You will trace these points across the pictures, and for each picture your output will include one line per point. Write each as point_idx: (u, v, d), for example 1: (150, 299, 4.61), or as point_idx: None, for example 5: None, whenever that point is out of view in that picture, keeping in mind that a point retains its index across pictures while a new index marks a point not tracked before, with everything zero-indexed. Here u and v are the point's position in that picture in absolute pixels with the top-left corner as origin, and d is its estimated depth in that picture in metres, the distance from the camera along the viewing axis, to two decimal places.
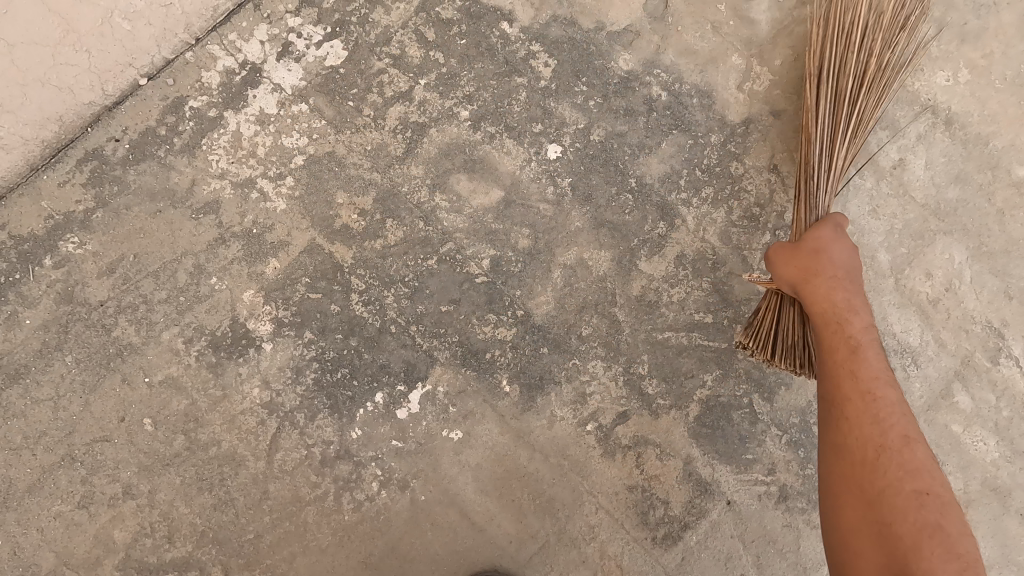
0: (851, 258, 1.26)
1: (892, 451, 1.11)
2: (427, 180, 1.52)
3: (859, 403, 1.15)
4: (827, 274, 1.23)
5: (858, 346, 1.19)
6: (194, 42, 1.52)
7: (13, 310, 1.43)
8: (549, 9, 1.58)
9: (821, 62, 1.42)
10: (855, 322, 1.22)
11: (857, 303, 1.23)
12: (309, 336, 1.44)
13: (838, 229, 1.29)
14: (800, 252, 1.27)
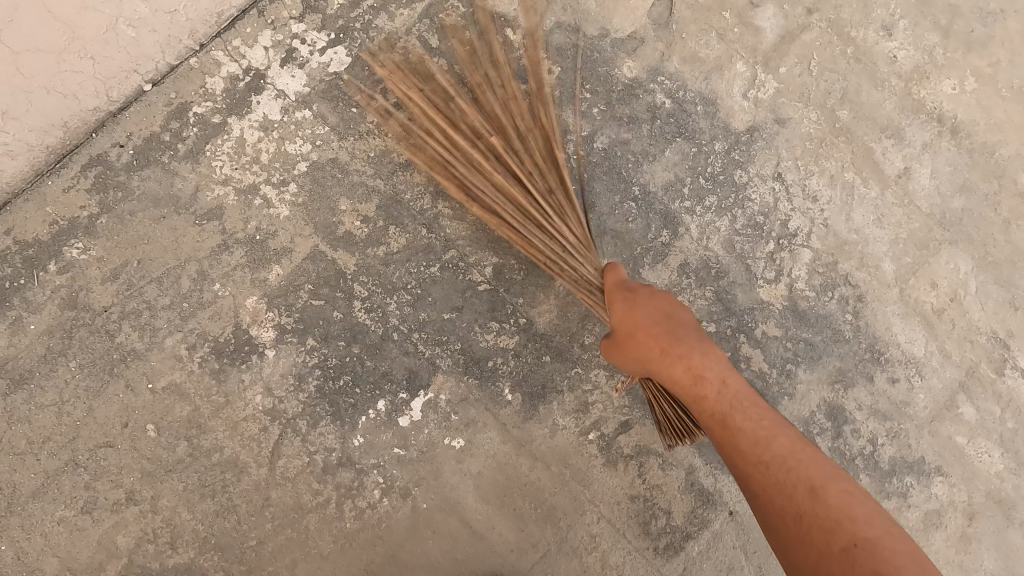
0: (662, 315, 1.24)
1: (805, 505, 1.01)
2: (430, 188, 1.52)
3: (756, 470, 1.08)
4: (658, 348, 1.21)
5: (727, 406, 1.16)
6: (198, 48, 1.53)
7: (18, 316, 1.44)
8: (552, 16, 1.58)
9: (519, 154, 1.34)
10: (708, 376, 1.18)
11: (700, 361, 1.19)
12: (312, 344, 1.44)
13: (625, 291, 1.28)
14: (620, 341, 1.27)
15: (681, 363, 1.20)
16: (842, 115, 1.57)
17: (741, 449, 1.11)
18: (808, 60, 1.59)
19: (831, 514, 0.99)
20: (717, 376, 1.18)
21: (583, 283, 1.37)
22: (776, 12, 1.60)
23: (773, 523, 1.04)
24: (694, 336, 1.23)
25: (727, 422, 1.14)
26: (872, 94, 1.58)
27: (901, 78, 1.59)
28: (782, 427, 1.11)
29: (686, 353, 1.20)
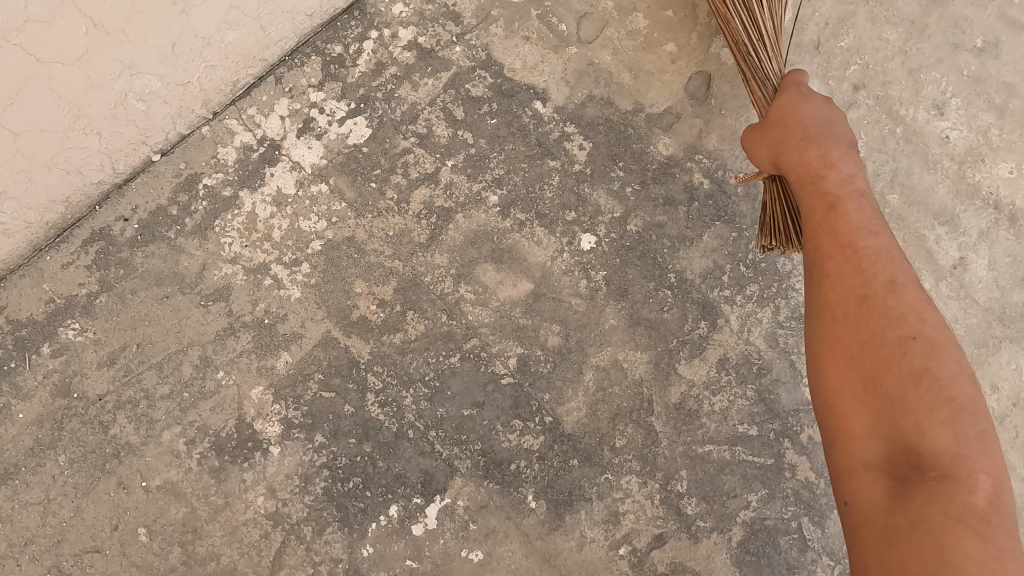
0: (826, 114, 1.09)
1: (886, 342, 0.94)
2: (451, 271, 1.42)
3: (845, 286, 0.98)
4: (800, 135, 1.07)
5: (848, 226, 1.01)
6: (211, 117, 1.45)
7: (5, 403, 1.34)
8: (584, 88, 1.50)
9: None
10: (841, 177, 1.05)
11: (838, 153, 1.06)
12: (320, 440, 1.34)
13: (801, 88, 1.14)
14: (771, 128, 1.12)
15: (810, 144, 1.06)
16: (892, 200, 1.47)
17: (838, 261, 1.00)
18: (854, 140, 1.49)
19: (921, 386, 0.91)
20: (853, 187, 1.04)
21: (756, 73, 1.22)
22: (820, 87, 1.52)
23: (816, 332, 0.99)
24: (850, 148, 1.07)
25: (847, 242, 1.00)
26: (924, 177, 1.48)
27: (954, 160, 1.49)
28: (903, 264, 0.99)
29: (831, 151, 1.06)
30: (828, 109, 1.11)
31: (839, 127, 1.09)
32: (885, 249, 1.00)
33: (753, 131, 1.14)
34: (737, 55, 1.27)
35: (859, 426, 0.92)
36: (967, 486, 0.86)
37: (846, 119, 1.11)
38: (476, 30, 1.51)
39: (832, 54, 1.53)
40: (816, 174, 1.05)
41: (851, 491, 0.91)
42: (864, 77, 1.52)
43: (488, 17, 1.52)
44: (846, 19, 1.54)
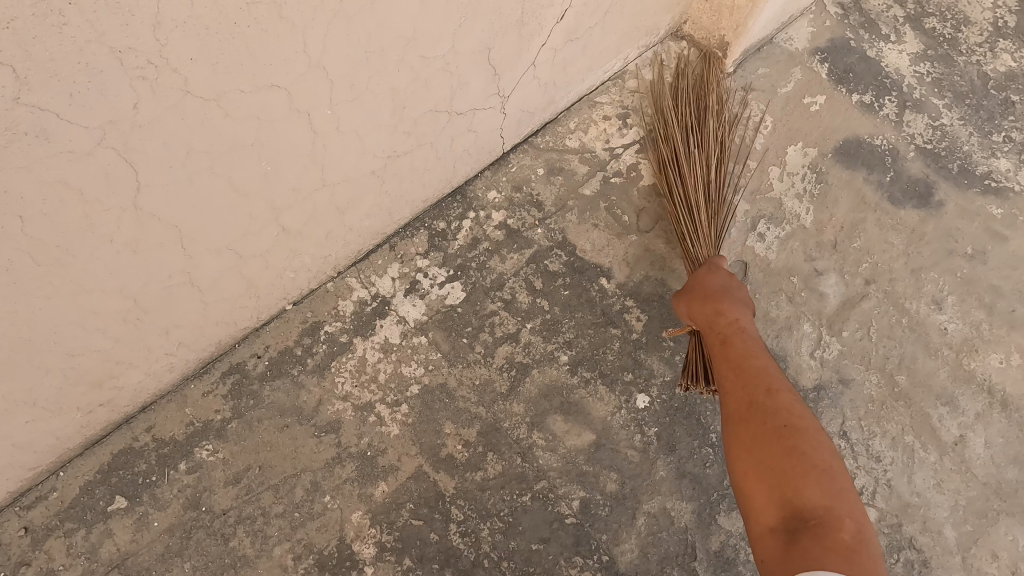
0: (732, 296, 1.55)
1: (779, 453, 1.29)
2: (526, 418, 1.68)
3: (739, 398, 1.40)
4: (726, 339, 1.49)
5: (740, 353, 1.46)
6: (336, 274, 1.75)
7: (144, 512, 1.57)
8: (642, 269, 1.81)
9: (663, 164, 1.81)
10: (728, 322, 1.51)
11: (774, 378, 1.42)
12: (408, 563, 1.58)
13: (711, 263, 1.64)
14: (694, 295, 1.58)
15: (734, 356, 1.46)
16: (901, 380, 1.74)
17: (733, 389, 1.42)
18: (867, 326, 1.78)
19: (796, 461, 1.27)
20: (738, 328, 1.51)
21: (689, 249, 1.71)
22: (838, 280, 1.82)
23: (722, 379, 1.46)
24: (772, 369, 1.44)
25: (738, 364, 1.45)
26: (926, 361, 1.76)
27: (952, 349, 1.77)
28: (835, 483, 1.24)
29: (724, 308, 1.53)
30: (740, 305, 1.55)
31: (736, 299, 1.55)
32: (766, 371, 1.43)
33: (687, 299, 1.59)
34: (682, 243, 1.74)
35: (761, 502, 1.27)
36: (837, 526, 1.18)
37: (742, 295, 1.57)
38: (555, 216, 1.84)
39: (847, 252, 1.85)
40: (759, 376, 1.42)
41: (760, 552, 1.23)
42: (874, 272, 1.83)
43: (565, 205, 1.85)
44: (858, 224, 1.88)
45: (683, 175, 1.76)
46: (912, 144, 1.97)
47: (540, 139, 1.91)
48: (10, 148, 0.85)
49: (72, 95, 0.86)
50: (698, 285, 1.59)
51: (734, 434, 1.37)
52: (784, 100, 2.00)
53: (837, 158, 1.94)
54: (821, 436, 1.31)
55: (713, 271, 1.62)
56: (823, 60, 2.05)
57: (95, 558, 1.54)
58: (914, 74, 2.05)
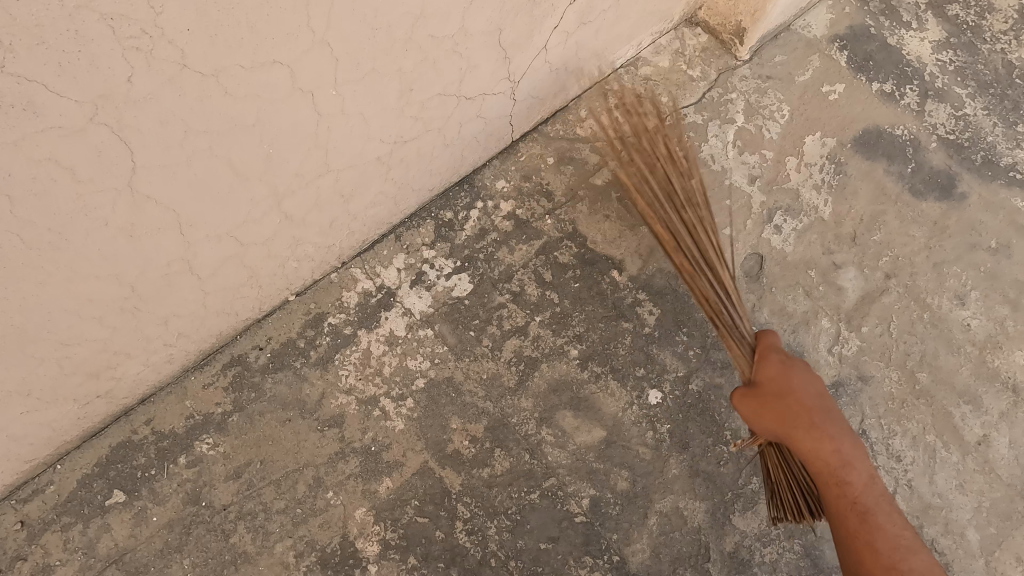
0: (834, 417, 1.29)
1: None
2: (535, 414, 1.63)
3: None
4: (855, 492, 1.24)
5: (872, 516, 1.22)
6: (340, 265, 1.71)
7: (143, 506, 1.53)
8: (655, 261, 1.76)
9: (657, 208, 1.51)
10: (853, 467, 1.25)
11: (913, 553, 1.20)
12: (412, 562, 1.53)
13: (784, 358, 1.37)
14: (793, 410, 1.28)
15: (866, 516, 1.22)
16: (922, 377, 1.68)
17: (875, 569, 1.19)
18: (887, 321, 1.73)
19: None
20: (865, 480, 1.25)
21: (731, 329, 1.44)
22: (857, 274, 1.76)
23: (855, 547, 1.21)
24: (909, 538, 1.22)
25: (871, 536, 1.20)
26: (949, 358, 1.70)
27: (975, 345, 1.72)
28: None
29: (849, 456, 1.25)
30: (855, 441, 1.28)
31: (844, 427, 1.29)
32: (902, 540, 1.21)
33: (786, 416, 1.28)
34: (707, 308, 1.47)
35: None
36: None
37: (843, 416, 1.31)
38: (564, 206, 1.79)
39: (867, 245, 1.79)
40: (893, 548, 1.19)
41: None
42: (895, 266, 1.77)
43: (576, 195, 1.80)
44: (878, 216, 1.82)
45: (686, 222, 1.48)
46: (935, 134, 1.91)
47: (549, 127, 1.86)
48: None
49: (61, 65, 0.83)
50: (786, 391, 1.31)
51: None
52: (802, 88, 1.94)
53: (856, 148, 1.88)
54: None
55: (802, 378, 1.33)
56: (843, 48, 1.99)
57: (93, 553, 1.51)
58: (936, 62, 1.99)
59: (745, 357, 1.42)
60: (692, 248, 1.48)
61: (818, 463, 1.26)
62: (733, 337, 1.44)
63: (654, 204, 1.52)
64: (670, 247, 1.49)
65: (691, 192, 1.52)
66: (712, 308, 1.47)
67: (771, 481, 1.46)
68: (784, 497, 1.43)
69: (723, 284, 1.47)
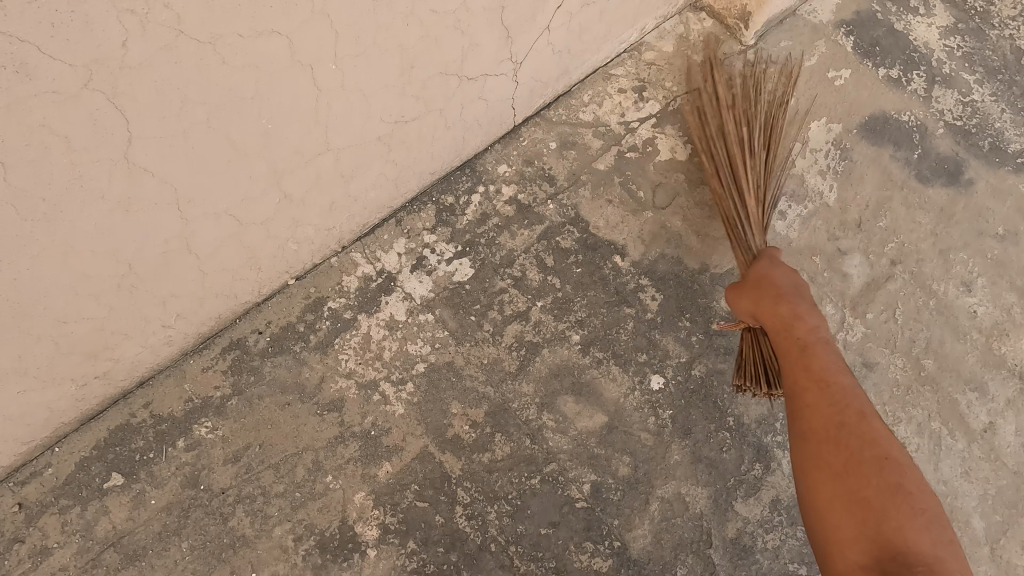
0: (799, 290, 1.40)
1: (874, 487, 1.18)
2: (536, 399, 1.62)
3: (817, 419, 1.26)
4: (805, 345, 1.32)
5: (821, 368, 1.29)
6: (340, 249, 1.68)
7: (141, 489, 1.52)
8: (658, 246, 1.74)
9: (714, 163, 1.69)
10: (807, 329, 1.34)
11: (856, 393, 1.28)
12: (412, 547, 1.52)
13: (772, 259, 1.47)
14: (755, 285, 1.42)
15: (813, 365, 1.30)
16: (928, 364, 1.67)
17: (815, 408, 1.27)
18: (892, 308, 1.71)
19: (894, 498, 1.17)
20: (818, 337, 1.34)
21: (740, 235, 1.61)
22: (862, 260, 1.75)
23: (801, 398, 1.29)
24: (856, 385, 1.30)
25: (820, 381, 1.28)
26: (955, 345, 1.69)
27: (981, 333, 1.70)
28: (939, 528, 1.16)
29: (802, 314, 1.35)
30: (809, 302, 1.38)
31: (806, 295, 1.40)
32: (850, 385, 1.29)
33: (753, 296, 1.41)
34: (729, 229, 1.65)
35: (849, 533, 1.17)
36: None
37: (808, 289, 1.41)
38: (567, 191, 1.77)
39: (872, 231, 1.77)
40: (842, 391, 1.27)
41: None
42: (900, 253, 1.75)
43: (578, 180, 1.78)
44: (883, 202, 1.80)
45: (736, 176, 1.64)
46: (942, 120, 1.88)
47: (552, 112, 1.83)
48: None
49: (54, 27, 0.85)
50: (760, 274, 1.43)
51: (816, 457, 1.24)
52: (808, 74, 1.91)
53: (862, 134, 1.86)
54: (919, 471, 1.21)
55: (774, 264, 1.45)
56: (849, 34, 1.96)
57: (90, 536, 1.50)
58: (944, 48, 1.96)
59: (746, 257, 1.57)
60: (741, 201, 1.62)
61: (774, 325, 1.36)
62: (742, 245, 1.60)
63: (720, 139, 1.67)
64: (713, 183, 1.70)
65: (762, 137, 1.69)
66: (731, 228, 1.64)
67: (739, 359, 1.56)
68: (745, 367, 1.53)
69: (746, 209, 1.63)
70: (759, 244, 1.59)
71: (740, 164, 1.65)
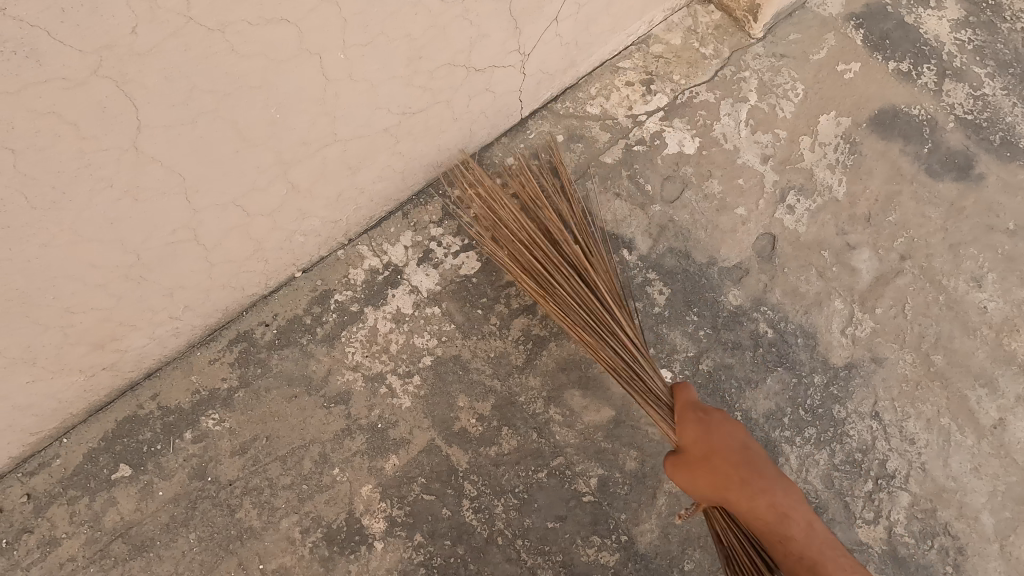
0: (744, 445, 1.39)
1: None
2: (543, 392, 1.61)
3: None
4: (775, 510, 1.34)
5: (790, 527, 1.34)
6: (347, 242, 1.68)
7: (149, 480, 1.53)
8: (666, 240, 1.73)
9: (551, 284, 1.54)
10: (768, 492, 1.34)
11: (824, 535, 1.34)
12: (418, 540, 1.52)
13: (701, 413, 1.42)
14: (704, 467, 1.37)
15: (785, 524, 1.34)
16: (937, 359, 1.66)
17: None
18: (902, 303, 1.70)
19: None
20: (783, 499, 1.35)
21: (648, 395, 1.46)
22: (871, 255, 1.73)
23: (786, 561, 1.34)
24: (821, 528, 1.35)
25: (792, 545, 1.33)
26: (965, 340, 1.68)
27: (991, 328, 1.69)
28: None
29: (773, 495, 1.34)
30: (761, 456, 1.38)
31: (750, 446, 1.39)
32: (815, 525, 1.35)
33: (712, 478, 1.37)
34: (621, 378, 1.50)
35: None
36: None
37: (751, 439, 1.41)
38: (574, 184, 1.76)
39: (881, 226, 1.76)
40: (812, 545, 1.33)
41: None
42: (910, 248, 1.74)
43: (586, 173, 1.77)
44: (893, 197, 1.78)
45: (585, 300, 1.51)
46: (952, 114, 1.87)
47: (559, 104, 1.82)
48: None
49: (65, 12, 0.85)
50: (696, 440, 1.40)
51: None
52: (817, 67, 1.89)
53: (872, 128, 1.84)
54: None
55: (704, 419, 1.41)
56: (859, 26, 1.94)
57: (99, 527, 1.50)
58: (955, 41, 1.94)
59: (664, 417, 1.45)
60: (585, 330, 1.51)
61: (741, 503, 1.35)
62: (652, 402, 1.46)
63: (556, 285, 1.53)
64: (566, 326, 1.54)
65: (586, 242, 1.55)
66: (624, 379, 1.49)
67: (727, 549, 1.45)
68: (730, 546, 1.44)
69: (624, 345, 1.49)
70: (660, 384, 1.47)
71: (577, 288, 1.52)
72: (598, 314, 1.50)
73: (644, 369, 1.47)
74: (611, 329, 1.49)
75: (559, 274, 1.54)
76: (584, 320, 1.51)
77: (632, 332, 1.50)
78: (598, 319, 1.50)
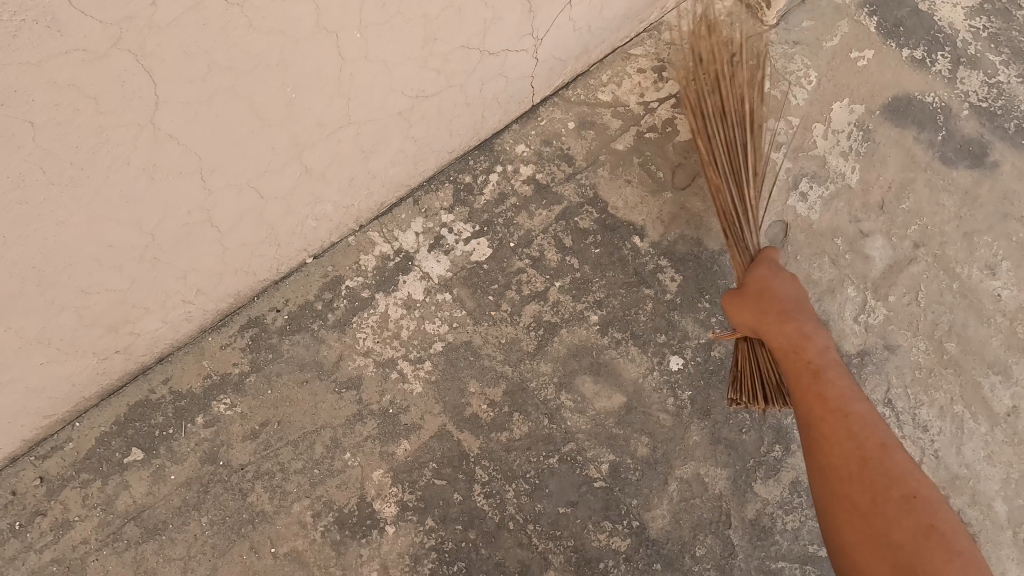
0: (796, 291, 1.33)
1: (878, 484, 1.16)
2: (554, 378, 1.61)
3: (841, 456, 1.19)
4: (800, 340, 1.27)
5: (818, 365, 1.25)
6: (357, 228, 1.67)
7: (161, 465, 1.53)
8: (678, 227, 1.72)
9: (704, 122, 1.55)
10: (804, 331, 1.28)
11: (851, 386, 1.25)
12: (430, 524, 1.53)
13: (773, 266, 1.38)
14: (750, 296, 1.33)
15: (812, 363, 1.26)
16: (950, 347, 1.65)
17: (843, 445, 1.19)
18: (915, 290, 1.69)
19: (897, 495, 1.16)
20: (819, 343, 1.27)
21: (740, 241, 1.48)
22: (884, 242, 1.73)
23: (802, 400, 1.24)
24: (849, 376, 1.26)
25: (815, 377, 1.24)
26: (978, 328, 1.67)
27: (1005, 316, 1.68)
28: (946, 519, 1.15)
29: (814, 340, 1.27)
30: (802, 297, 1.32)
31: (795, 288, 1.34)
32: (845, 376, 1.25)
33: (741, 303, 1.34)
34: (725, 223, 1.52)
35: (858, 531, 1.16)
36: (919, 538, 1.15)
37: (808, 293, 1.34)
38: (585, 171, 1.74)
39: (895, 213, 1.75)
40: (838, 386, 1.23)
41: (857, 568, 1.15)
42: (923, 235, 1.73)
43: (597, 160, 1.76)
44: (906, 184, 1.77)
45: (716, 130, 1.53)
46: (966, 101, 1.85)
47: (570, 91, 1.80)
48: (18, 35, 0.84)
49: None
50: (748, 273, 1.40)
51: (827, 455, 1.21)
52: (830, 55, 1.87)
53: (886, 115, 1.83)
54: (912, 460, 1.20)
55: (772, 266, 1.38)
56: (874, 13, 1.90)
57: (111, 510, 1.51)
58: (969, 28, 1.90)
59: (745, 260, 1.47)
60: (715, 169, 1.52)
61: (775, 336, 1.29)
62: (739, 246, 1.48)
63: (714, 136, 1.52)
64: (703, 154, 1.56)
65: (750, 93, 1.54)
66: (727, 224, 1.52)
67: (736, 370, 1.48)
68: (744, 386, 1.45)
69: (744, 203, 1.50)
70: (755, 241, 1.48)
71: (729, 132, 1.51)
72: (734, 170, 1.51)
73: (751, 224, 1.49)
74: (744, 190, 1.50)
75: (738, 120, 1.52)
76: (724, 188, 1.51)
77: (753, 186, 1.52)
78: (725, 170, 1.51)
